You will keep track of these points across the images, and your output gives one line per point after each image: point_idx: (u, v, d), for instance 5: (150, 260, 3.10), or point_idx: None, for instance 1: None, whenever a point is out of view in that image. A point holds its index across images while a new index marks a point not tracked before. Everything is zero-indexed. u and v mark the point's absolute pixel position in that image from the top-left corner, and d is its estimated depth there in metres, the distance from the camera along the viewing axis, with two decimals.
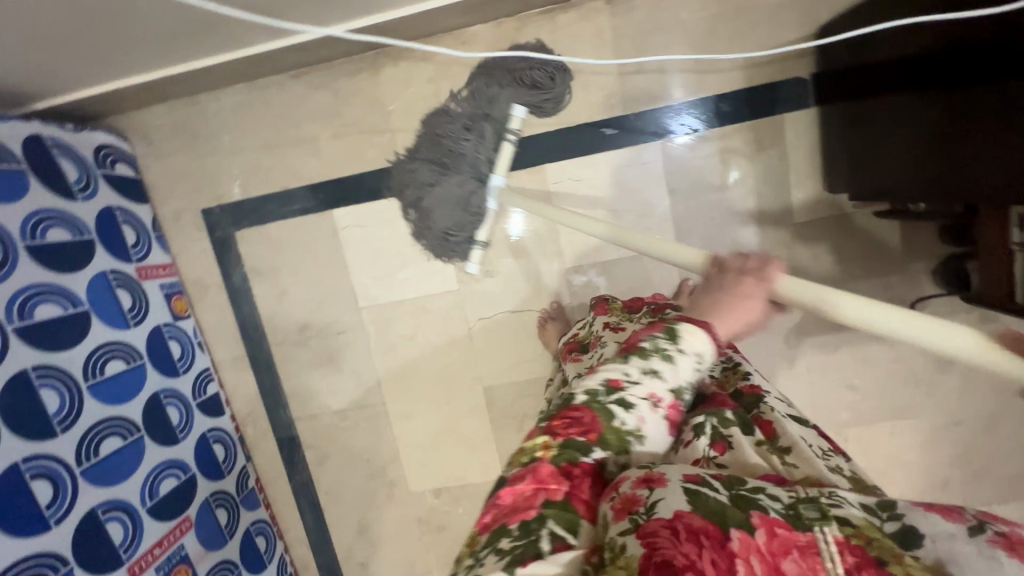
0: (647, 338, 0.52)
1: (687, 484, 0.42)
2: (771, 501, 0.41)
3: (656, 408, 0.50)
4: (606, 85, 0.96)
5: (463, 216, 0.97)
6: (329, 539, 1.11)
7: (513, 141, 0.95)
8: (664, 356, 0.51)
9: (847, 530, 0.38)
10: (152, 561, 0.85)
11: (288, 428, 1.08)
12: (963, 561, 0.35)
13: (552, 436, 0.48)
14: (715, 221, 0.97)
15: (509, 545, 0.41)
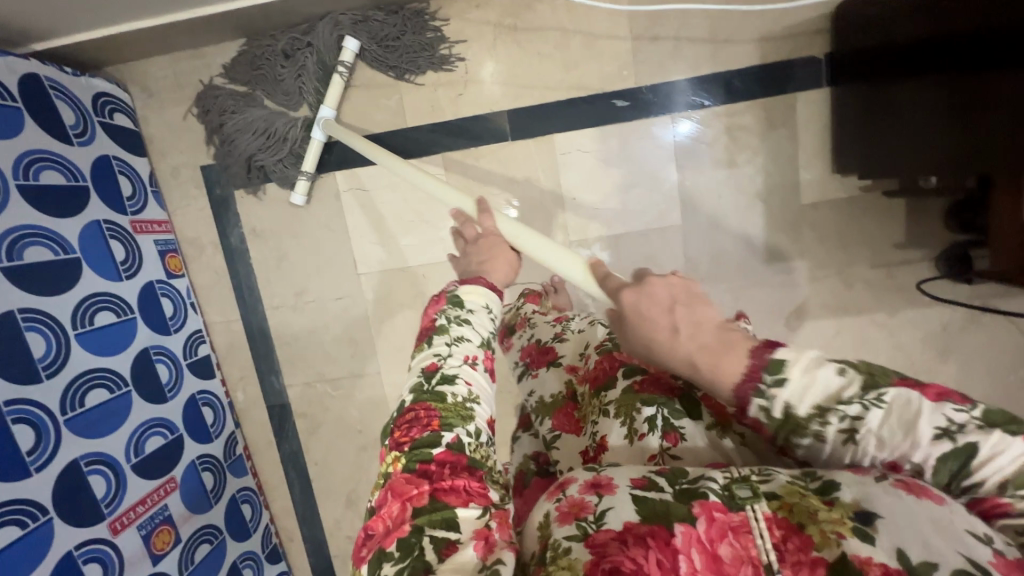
0: (439, 315, 0.59)
1: (635, 491, 0.37)
2: (709, 482, 0.37)
3: (475, 365, 0.55)
4: (620, 54, 0.88)
5: (274, 143, 0.94)
6: (317, 506, 1.11)
7: (342, 74, 0.90)
8: (458, 323, 0.58)
9: (775, 504, 0.35)
10: (136, 518, 0.81)
11: (280, 395, 1.07)
12: (877, 501, 0.33)
13: (399, 447, 0.49)
14: (724, 200, 0.92)
15: (392, 569, 0.41)
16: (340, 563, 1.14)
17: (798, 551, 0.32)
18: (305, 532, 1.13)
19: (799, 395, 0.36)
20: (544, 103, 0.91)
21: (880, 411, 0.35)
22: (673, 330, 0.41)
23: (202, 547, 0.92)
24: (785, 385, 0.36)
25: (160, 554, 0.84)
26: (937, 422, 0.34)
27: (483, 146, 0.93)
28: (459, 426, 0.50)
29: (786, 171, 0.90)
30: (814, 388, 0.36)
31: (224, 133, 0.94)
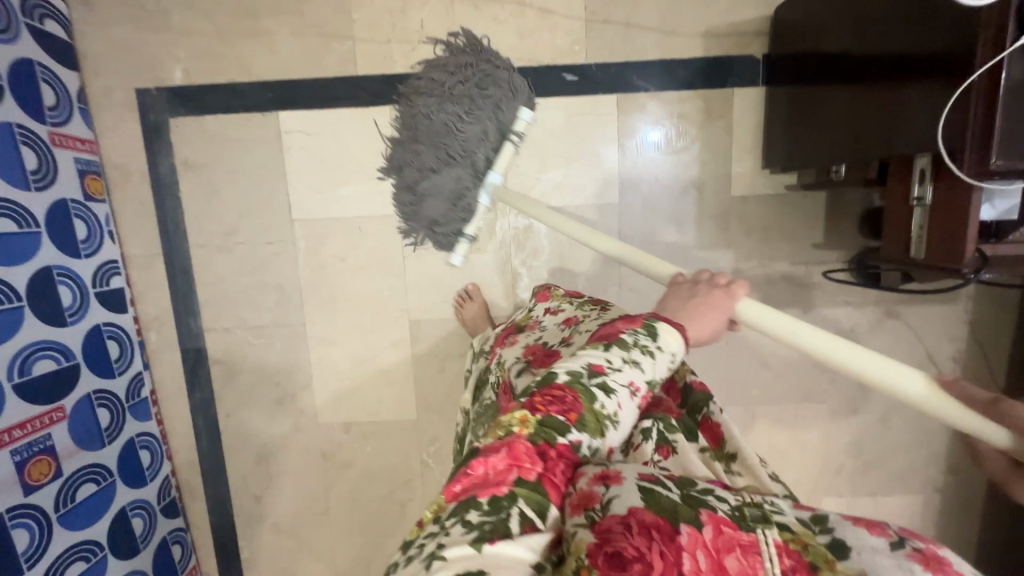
0: (629, 330, 0.51)
1: (641, 482, 0.40)
2: (720, 502, 0.40)
3: (632, 397, 0.48)
4: (574, 30, 0.90)
5: (452, 210, 0.90)
6: (224, 460, 1.07)
7: (513, 143, 0.88)
8: (645, 350, 0.50)
9: (788, 535, 0.38)
10: (11, 442, 0.75)
11: (196, 339, 1.02)
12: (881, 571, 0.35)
13: (534, 411, 0.45)
14: (661, 186, 0.95)
15: (478, 519, 0.38)
16: (243, 523, 1.09)
17: None
18: (209, 489, 1.08)
19: None
20: None
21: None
22: None
23: (86, 486, 0.87)
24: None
25: (35, 485, 0.78)
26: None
27: None
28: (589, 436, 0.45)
29: (721, 164, 0.94)
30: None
31: (399, 186, 0.91)
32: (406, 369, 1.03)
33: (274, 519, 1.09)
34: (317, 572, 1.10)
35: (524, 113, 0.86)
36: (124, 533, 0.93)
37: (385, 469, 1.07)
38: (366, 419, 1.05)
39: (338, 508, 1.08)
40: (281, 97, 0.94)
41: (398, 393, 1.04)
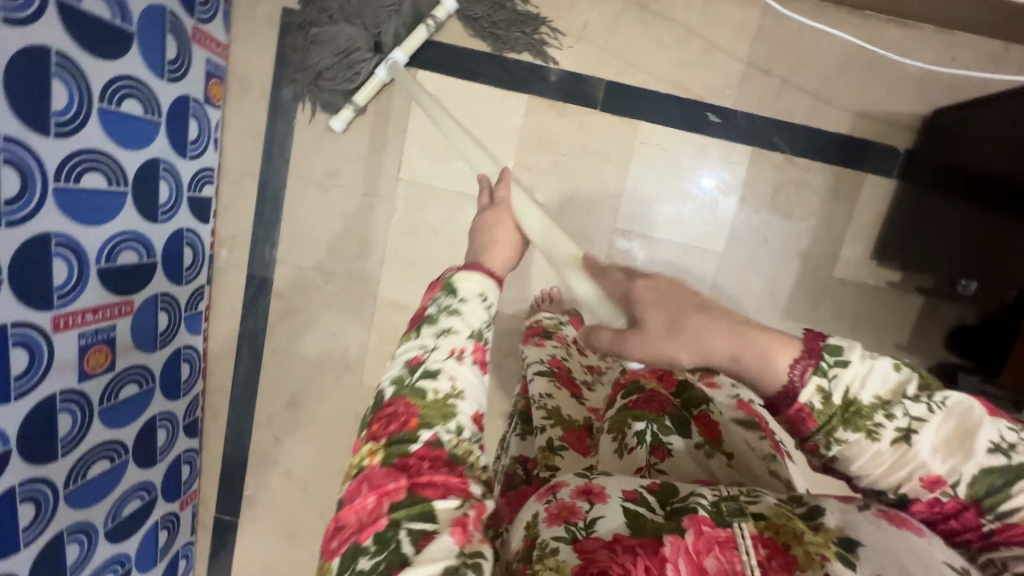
0: (432, 304, 0.57)
1: (625, 504, 0.41)
2: (699, 501, 0.41)
3: (462, 359, 0.53)
4: (730, 74, 0.90)
5: (340, 69, 0.90)
6: (256, 394, 1.04)
7: (428, 27, 0.89)
8: (450, 311, 0.55)
9: (762, 524, 0.38)
10: (80, 325, 0.73)
11: (265, 268, 1.00)
12: (855, 524, 0.36)
13: (375, 440, 0.48)
14: (767, 246, 0.94)
15: (367, 565, 0.40)
16: (256, 460, 1.07)
17: (781, 569, 0.36)
18: (233, 418, 1.05)
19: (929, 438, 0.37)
20: (645, 87, 0.91)
21: (941, 416, 0.37)
22: (732, 357, 0.40)
23: (129, 386, 0.84)
24: (845, 371, 0.39)
25: (89, 373, 0.75)
26: (991, 436, 0.36)
27: (572, 104, 0.92)
28: (437, 424, 0.48)
29: (832, 242, 0.93)
30: (881, 381, 0.38)
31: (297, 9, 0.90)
32: None
33: (288, 464, 1.06)
34: (314, 529, 1.08)
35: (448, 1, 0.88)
36: (148, 442, 0.91)
37: None
38: None
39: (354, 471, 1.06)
40: (424, 57, 0.92)
41: None
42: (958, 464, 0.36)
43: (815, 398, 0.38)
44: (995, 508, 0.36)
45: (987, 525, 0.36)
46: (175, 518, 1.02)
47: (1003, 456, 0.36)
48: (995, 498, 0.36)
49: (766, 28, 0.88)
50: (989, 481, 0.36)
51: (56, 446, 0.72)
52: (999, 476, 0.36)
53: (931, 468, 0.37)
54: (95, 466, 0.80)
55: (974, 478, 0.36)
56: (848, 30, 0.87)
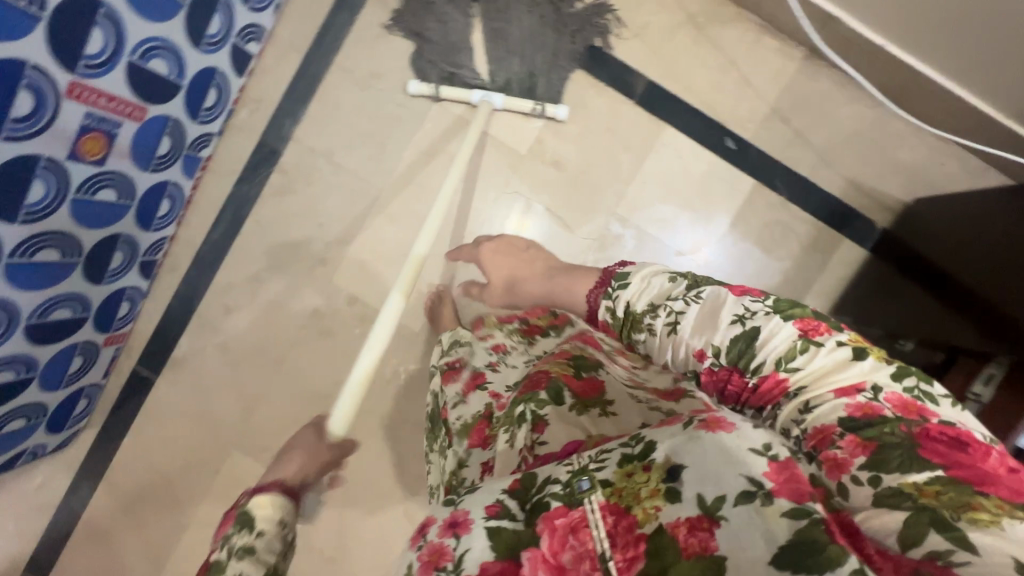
0: (221, 543, 0.52)
1: (488, 523, 0.44)
2: (552, 489, 0.44)
3: None
4: (757, 112, 0.98)
5: (446, 49, 0.96)
6: (222, 258, 1.02)
7: (533, 108, 0.96)
8: (237, 551, 0.50)
9: (608, 492, 0.42)
10: (90, 104, 0.72)
11: (278, 141, 1.01)
12: (679, 450, 0.42)
13: None
14: (743, 274, 1.01)
15: None
16: (199, 324, 1.04)
17: (625, 532, 0.40)
18: (190, 275, 1.03)
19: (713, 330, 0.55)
20: (682, 98, 0.98)
21: (696, 306, 0.58)
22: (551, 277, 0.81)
23: (107, 192, 0.82)
24: (626, 288, 0.65)
25: (78, 155, 0.74)
26: (734, 312, 0.55)
27: (613, 89, 0.98)
28: None
29: (800, 289, 1.00)
30: (649, 291, 0.63)
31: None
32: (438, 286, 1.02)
33: (229, 338, 1.04)
34: (231, 411, 1.05)
35: (558, 114, 0.97)
36: (101, 259, 0.88)
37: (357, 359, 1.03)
38: (373, 304, 1.03)
39: (291, 366, 1.04)
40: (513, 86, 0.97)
41: None
42: (712, 337, 0.55)
43: (609, 315, 0.66)
44: (751, 368, 0.52)
45: (751, 381, 0.52)
46: (94, 350, 0.97)
47: (745, 326, 0.54)
48: (746, 359, 0.52)
49: (799, 83, 0.98)
50: (738, 347, 0.53)
51: (19, 210, 0.70)
52: (740, 342, 0.53)
53: (697, 345, 0.56)
54: (45, 251, 0.77)
55: (728, 347, 0.54)
56: (867, 109, 0.98)
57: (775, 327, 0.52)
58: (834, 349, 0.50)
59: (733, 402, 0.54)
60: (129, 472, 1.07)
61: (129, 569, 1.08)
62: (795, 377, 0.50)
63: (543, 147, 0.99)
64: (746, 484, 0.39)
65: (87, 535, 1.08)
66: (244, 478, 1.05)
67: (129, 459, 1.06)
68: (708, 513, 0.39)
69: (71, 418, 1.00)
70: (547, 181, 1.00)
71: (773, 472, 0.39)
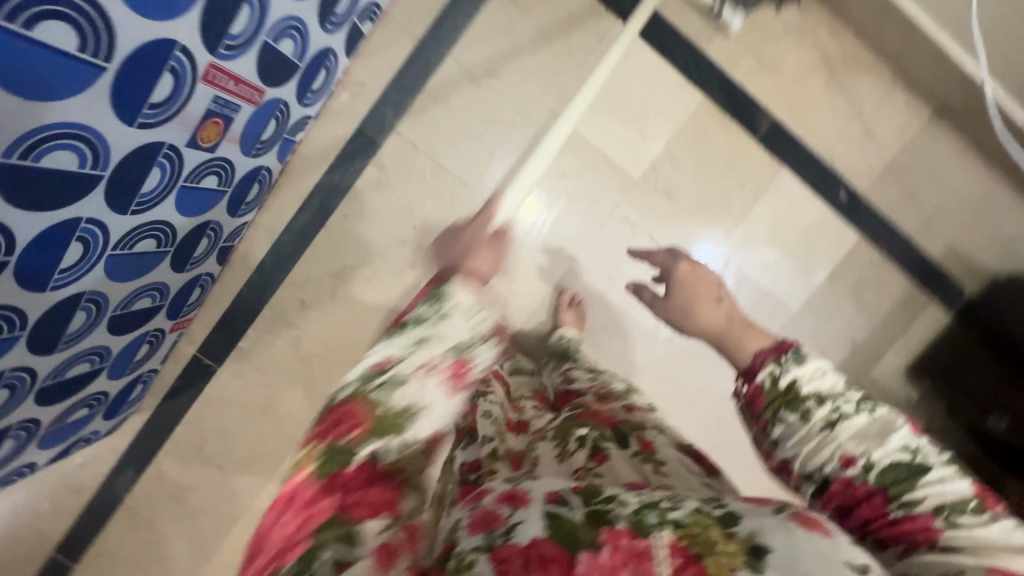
0: (415, 309, 0.52)
1: (546, 506, 0.36)
2: (621, 507, 0.37)
3: (431, 371, 0.47)
4: (874, 166, 0.97)
5: None
6: (303, 250, 0.96)
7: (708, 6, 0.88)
8: (427, 319, 0.50)
9: (680, 533, 0.35)
10: (219, 88, 0.63)
11: (377, 131, 0.93)
12: (765, 529, 0.34)
13: (321, 438, 0.43)
14: (832, 325, 1.01)
15: None
16: (270, 316, 0.98)
17: None
18: (266, 263, 0.96)
19: (881, 444, 0.44)
20: (805, 142, 0.96)
21: (865, 417, 0.46)
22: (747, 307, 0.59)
23: (208, 178, 0.73)
24: (801, 367, 0.50)
25: (196, 141, 0.65)
26: (905, 439, 0.44)
27: (737, 123, 0.95)
28: (387, 438, 0.43)
29: (880, 344, 1.02)
30: (822, 380, 0.49)
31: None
32: (527, 303, 0.99)
33: (299, 333, 0.98)
34: (297, 407, 1.00)
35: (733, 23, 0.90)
36: (189, 246, 0.80)
37: None
38: None
39: None
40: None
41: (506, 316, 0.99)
42: (872, 449, 0.44)
43: (766, 379, 0.51)
44: (898, 500, 0.41)
45: (894, 514, 0.41)
46: (161, 337, 0.90)
47: (913, 455, 0.43)
48: (899, 488, 0.42)
49: (920, 141, 0.96)
50: (894, 472, 0.42)
51: (133, 200, 0.62)
52: (902, 469, 0.42)
53: (845, 449, 0.45)
54: (143, 242, 0.69)
55: (882, 468, 0.43)
56: (980, 176, 0.97)
57: (950, 477, 0.41)
58: (1004, 525, 0.39)
59: (857, 532, 0.43)
60: (180, 460, 1.02)
61: (170, 557, 1.04)
62: (952, 534, 0.39)
63: (657, 173, 0.96)
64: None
65: (128, 519, 1.04)
66: None
67: (181, 446, 1.02)
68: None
69: (127, 403, 0.94)
70: (655, 209, 0.97)
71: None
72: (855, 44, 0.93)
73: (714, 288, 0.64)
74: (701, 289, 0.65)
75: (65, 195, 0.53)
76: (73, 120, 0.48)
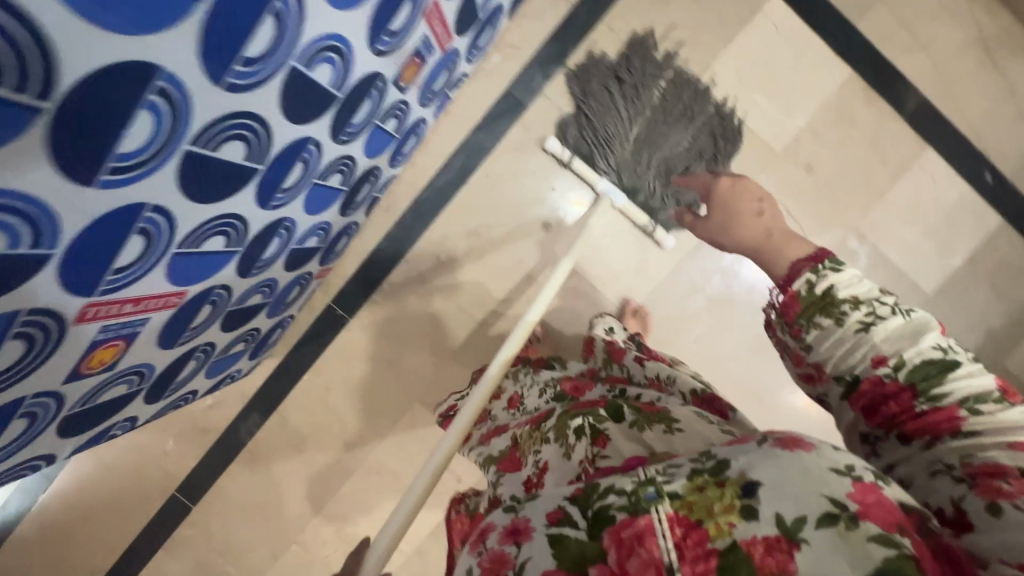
0: None
1: (550, 530, 0.40)
2: (616, 499, 0.39)
3: None
4: (1023, 150, 0.95)
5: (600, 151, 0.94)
6: (442, 207, 0.98)
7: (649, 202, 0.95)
8: None
9: (676, 504, 0.37)
10: (430, 25, 0.66)
11: (525, 93, 0.95)
12: (756, 464, 0.36)
13: None
14: (967, 312, 0.99)
15: None
16: (404, 270, 1.00)
17: (695, 547, 0.35)
18: (406, 218, 0.99)
19: (897, 342, 0.44)
20: (953, 122, 0.95)
21: (900, 319, 0.45)
22: (758, 212, 0.60)
23: (391, 121, 0.76)
24: (838, 272, 0.48)
25: (400, 77, 0.68)
26: (934, 341, 0.43)
27: (884, 100, 0.94)
28: None
29: (1019, 333, 0.99)
30: (857, 286, 0.47)
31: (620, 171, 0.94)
32: (654, 274, 1.01)
33: (430, 290, 1.01)
34: (422, 362, 1.02)
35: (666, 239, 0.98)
36: (356, 190, 0.83)
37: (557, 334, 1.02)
38: (589, 280, 1.01)
39: (489, 328, 1.01)
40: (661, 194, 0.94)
41: (633, 284, 1.01)
42: (904, 349, 0.44)
43: (802, 287, 0.49)
44: (924, 394, 0.42)
45: (919, 407, 0.42)
46: (309, 282, 0.93)
47: (946, 355, 0.43)
48: (927, 383, 0.42)
49: None
50: (923, 370, 0.43)
51: (344, 129, 0.65)
52: (930, 366, 0.42)
53: (877, 349, 0.44)
54: (334, 176, 0.72)
55: (914, 365, 0.43)
56: None
57: (974, 371, 0.42)
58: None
59: (881, 426, 0.44)
60: (304, 408, 1.05)
61: (285, 505, 1.06)
62: (975, 420, 0.40)
63: (799, 147, 0.96)
64: (827, 504, 0.34)
65: (249, 464, 1.06)
66: (420, 431, 1.04)
67: (305, 395, 1.05)
68: (787, 534, 0.34)
69: (267, 346, 0.97)
70: (795, 184, 0.96)
71: (858, 493, 0.34)
72: (1012, 24, 0.92)
73: (755, 202, 0.61)
74: (742, 206, 0.61)
75: (312, 109, 0.55)
76: (343, 33, 0.51)
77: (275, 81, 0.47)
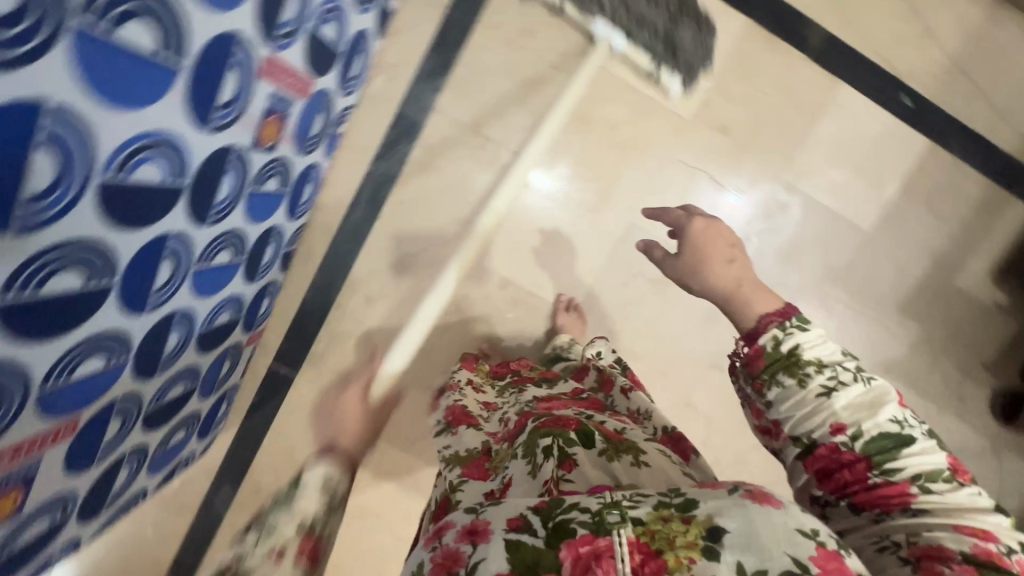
0: None
1: (508, 536, 0.37)
2: (580, 515, 0.37)
3: None
4: (935, 66, 0.92)
5: None
6: (360, 246, 0.95)
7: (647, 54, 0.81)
8: None
9: (639, 530, 0.36)
10: (277, 81, 0.62)
11: (417, 113, 0.91)
12: (725, 512, 0.35)
13: None
14: (910, 241, 0.97)
15: None
16: (338, 317, 0.98)
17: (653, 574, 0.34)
18: (327, 265, 0.96)
19: (855, 406, 0.48)
20: (860, 52, 0.91)
21: (860, 386, 0.49)
22: (729, 259, 0.59)
23: (270, 180, 0.72)
24: (804, 331, 0.51)
25: (260, 140, 0.64)
26: (893, 413, 0.47)
27: (786, 42, 0.90)
28: None
29: (964, 252, 0.97)
30: (824, 348, 0.51)
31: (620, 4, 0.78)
32: (591, 265, 0.98)
33: (370, 330, 0.98)
34: None
35: (672, 86, 0.84)
36: (258, 254, 0.79)
37: (506, 346, 1.00)
38: (526, 286, 0.99)
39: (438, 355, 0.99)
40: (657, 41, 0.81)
41: (572, 281, 0.98)
42: (864, 421, 0.47)
43: (769, 342, 0.52)
44: (877, 466, 0.46)
45: (873, 479, 0.46)
46: (240, 351, 0.91)
47: (901, 430, 0.47)
48: (882, 456, 0.46)
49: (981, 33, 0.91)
50: (880, 442, 0.46)
51: (210, 210, 0.61)
52: (886, 440, 0.46)
53: (837, 418, 0.48)
54: (220, 254, 0.68)
55: (871, 437, 0.47)
56: None
57: (925, 447, 0.46)
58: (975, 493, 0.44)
59: (834, 491, 0.48)
60: (272, 472, 1.03)
61: None
62: (924, 497, 0.44)
63: (709, 109, 0.92)
64: (791, 564, 0.33)
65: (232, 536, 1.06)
66: (392, 469, 1.03)
67: (271, 458, 1.03)
68: None
69: (215, 423, 0.95)
70: (713, 148, 0.93)
71: (821, 557, 0.34)
72: None
73: (727, 248, 0.60)
74: (714, 251, 0.60)
75: (154, 209, 0.51)
76: (156, 126, 0.47)
77: (84, 202, 0.43)
